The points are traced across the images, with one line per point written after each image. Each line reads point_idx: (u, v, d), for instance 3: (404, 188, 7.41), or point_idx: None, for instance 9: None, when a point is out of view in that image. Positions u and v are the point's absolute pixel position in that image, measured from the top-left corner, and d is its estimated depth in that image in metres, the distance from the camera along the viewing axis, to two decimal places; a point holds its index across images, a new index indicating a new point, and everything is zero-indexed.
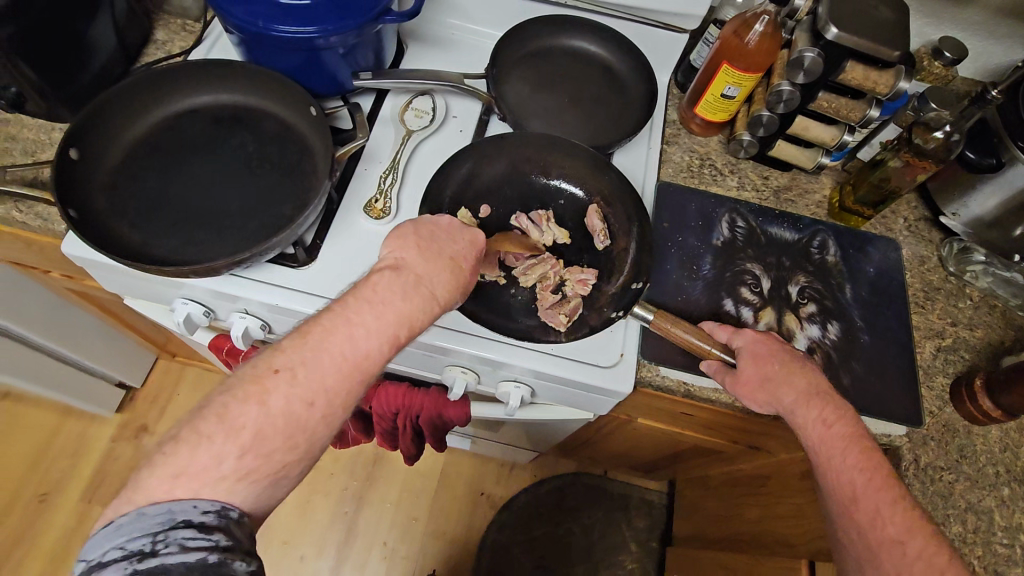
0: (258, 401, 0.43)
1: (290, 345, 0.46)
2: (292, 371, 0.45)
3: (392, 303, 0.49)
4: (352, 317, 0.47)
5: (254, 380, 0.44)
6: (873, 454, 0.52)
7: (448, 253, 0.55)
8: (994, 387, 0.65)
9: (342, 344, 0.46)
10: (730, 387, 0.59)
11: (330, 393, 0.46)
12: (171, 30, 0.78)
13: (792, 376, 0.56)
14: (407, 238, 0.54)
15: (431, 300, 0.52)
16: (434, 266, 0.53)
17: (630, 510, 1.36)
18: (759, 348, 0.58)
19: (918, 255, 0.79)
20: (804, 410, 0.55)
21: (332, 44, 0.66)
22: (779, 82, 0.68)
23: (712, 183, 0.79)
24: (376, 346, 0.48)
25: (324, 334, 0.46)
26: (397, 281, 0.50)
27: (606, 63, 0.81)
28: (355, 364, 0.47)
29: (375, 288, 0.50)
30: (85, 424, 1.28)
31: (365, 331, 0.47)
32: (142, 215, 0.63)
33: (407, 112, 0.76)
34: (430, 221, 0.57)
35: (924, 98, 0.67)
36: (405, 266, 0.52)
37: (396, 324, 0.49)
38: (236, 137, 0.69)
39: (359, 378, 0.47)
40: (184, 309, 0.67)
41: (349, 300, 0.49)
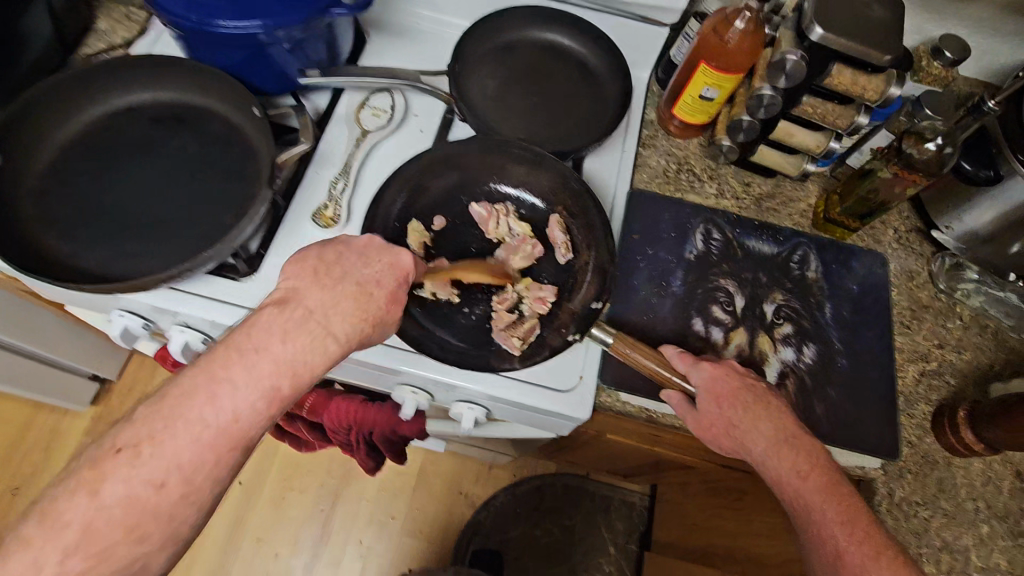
0: (89, 490, 0.40)
1: (140, 415, 0.43)
2: (136, 449, 0.42)
3: (269, 351, 0.46)
4: (219, 374, 0.44)
5: (90, 466, 0.41)
6: (852, 502, 0.50)
7: (352, 279, 0.51)
8: (978, 420, 0.61)
9: (201, 409, 0.43)
10: (693, 426, 0.56)
11: (186, 467, 0.42)
12: (113, 18, 0.73)
13: (757, 419, 0.53)
14: (303, 266, 0.51)
15: (325, 339, 0.48)
16: (330, 299, 0.49)
17: (609, 513, 1.34)
18: (719, 386, 0.54)
19: (907, 269, 0.74)
20: (774, 459, 0.52)
21: (278, 38, 0.61)
22: (760, 85, 0.62)
23: (689, 190, 0.74)
24: (245, 406, 0.44)
25: (181, 398, 0.43)
26: (283, 318, 0.47)
27: (581, 59, 0.76)
28: (218, 429, 0.44)
29: (250, 332, 0.46)
30: (58, 418, 1.26)
31: (234, 390, 0.44)
32: (70, 224, 0.59)
33: (363, 110, 0.71)
34: (341, 245, 0.53)
35: (920, 103, 0.64)
36: (294, 300, 0.49)
37: (273, 372, 0.46)
38: (177, 138, 0.65)
39: (231, 443, 0.44)
40: (121, 320, 0.63)
41: (218, 350, 0.45)
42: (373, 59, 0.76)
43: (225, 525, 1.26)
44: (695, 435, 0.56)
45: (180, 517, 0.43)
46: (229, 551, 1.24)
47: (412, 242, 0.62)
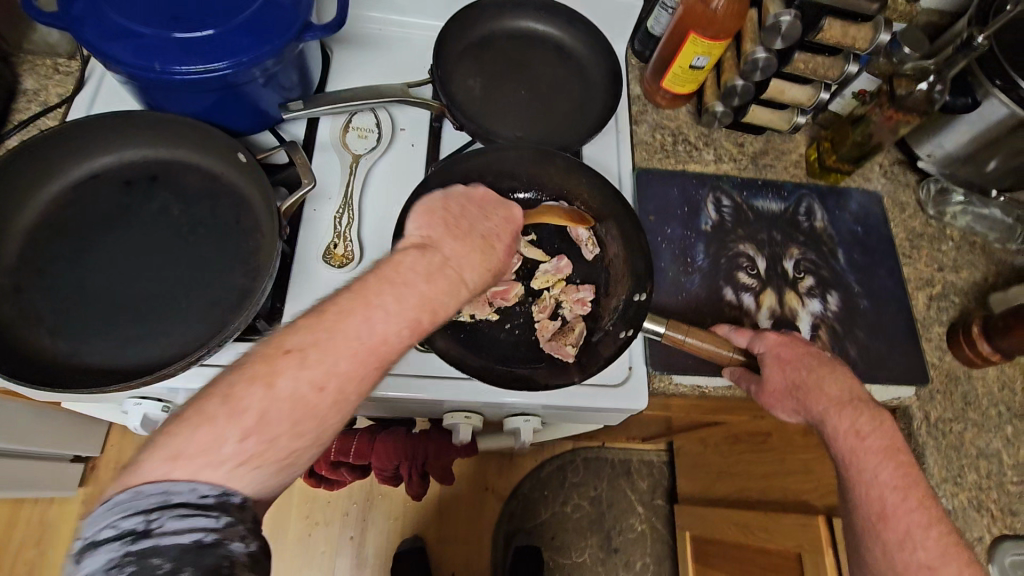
0: (264, 382, 0.38)
1: (303, 324, 0.40)
2: (303, 353, 0.39)
3: (415, 287, 0.44)
4: (372, 300, 0.42)
5: (264, 361, 0.38)
6: (909, 468, 0.50)
7: (479, 232, 0.50)
8: (992, 332, 0.65)
9: (354, 327, 0.41)
10: (756, 391, 0.58)
11: (343, 377, 0.40)
12: (41, 74, 0.65)
13: (823, 382, 0.54)
14: (434, 214, 0.50)
15: (458, 284, 0.46)
16: (464, 249, 0.48)
17: (632, 474, 1.36)
18: (784, 352, 0.56)
19: (898, 201, 0.78)
20: (835, 420, 0.53)
21: (251, 75, 0.56)
22: (754, 48, 0.62)
23: (689, 160, 0.74)
24: (392, 332, 0.42)
25: (339, 316, 0.41)
26: (420, 262, 0.45)
27: (560, 44, 0.74)
28: (369, 349, 0.41)
29: (399, 267, 0.44)
30: (45, 507, 1.16)
31: (378, 322, 0.41)
32: (61, 318, 0.53)
33: (348, 133, 0.66)
34: (461, 198, 0.53)
35: (894, 43, 0.62)
36: (432, 246, 0.47)
37: (416, 306, 0.43)
38: (156, 200, 0.59)
39: (379, 364, 0.42)
40: (139, 409, 0.58)
41: (370, 280, 0.43)
42: (346, 76, 0.71)
43: None
44: (759, 400, 0.59)
45: (330, 420, 0.40)
46: None
47: None
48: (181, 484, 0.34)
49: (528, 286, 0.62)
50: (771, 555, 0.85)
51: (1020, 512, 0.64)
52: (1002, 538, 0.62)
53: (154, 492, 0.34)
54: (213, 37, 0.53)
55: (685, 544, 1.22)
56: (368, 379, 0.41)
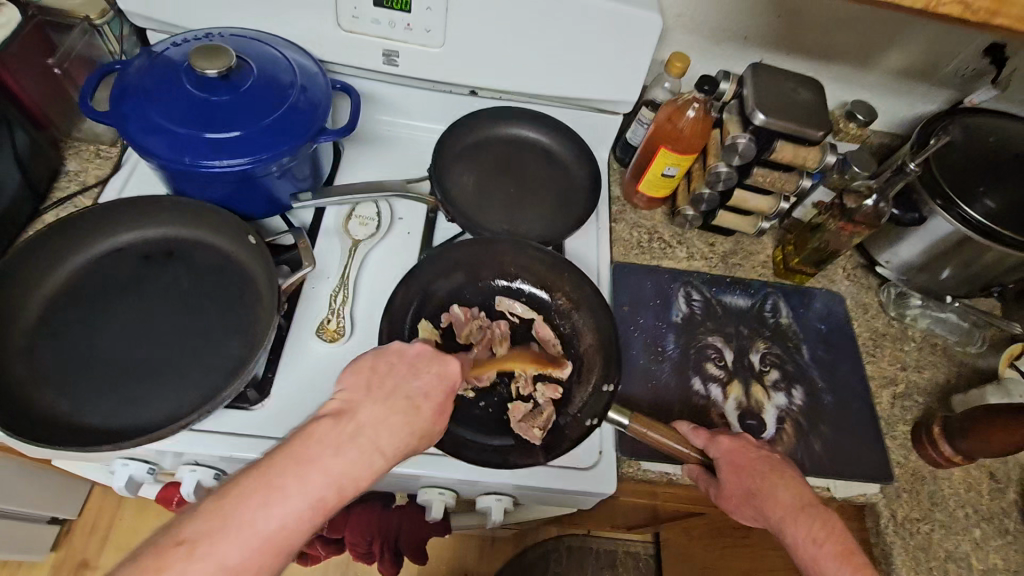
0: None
1: (203, 510, 0.39)
2: (195, 546, 0.38)
3: (320, 461, 0.42)
4: (275, 483, 0.41)
5: (155, 553, 0.37)
6: (865, 571, 0.49)
7: (403, 392, 0.49)
8: (952, 433, 0.68)
9: (254, 513, 0.39)
10: (716, 497, 0.58)
11: (233, 570, 0.38)
12: (84, 158, 0.73)
13: (776, 489, 0.54)
14: (357, 377, 0.49)
15: (373, 454, 0.45)
16: (384, 414, 0.47)
17: (617, 567, 1.31)
18: (738, 458, 0.57)
19: (861, 302, 0.83)
20: (793, 527, 0.52)
21: (268, 168, 0.63)
22: (716, 164, 0.70)
23: (663, 257, 0.80)
24: (294, 518, 0.40)
25: (238, 499, 0.40)
26: (337, 432, 0.44)
27: (548, 149, 0.82)
28: (266, 539, 0.39)
29: (311, 440, 0.43)
30: (14, 572, 1.14)
31: (285, 501, 0.40)
32: (67, 379, 0.57)
33: (350, 220, 0.73)
34: (393, 356, 0.51)
35: (847, 161, 0.71)
36: (349, 412, 0.46)
37: (324, 485, 0.42)
38: (168, 273, 0.64)
39: (276, 550, 0.40)
40: (126, 470, 0.61)
41: (278, 454, 0.42)
42: (354, 169, 0.79)
43: None
44: (720, 506, 0.59)
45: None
46: None
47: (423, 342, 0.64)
48: None
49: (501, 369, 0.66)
50: None
51: None
52: None
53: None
54: (237, 137, 0.61)
55: None
56: (263, 568, 0.40)
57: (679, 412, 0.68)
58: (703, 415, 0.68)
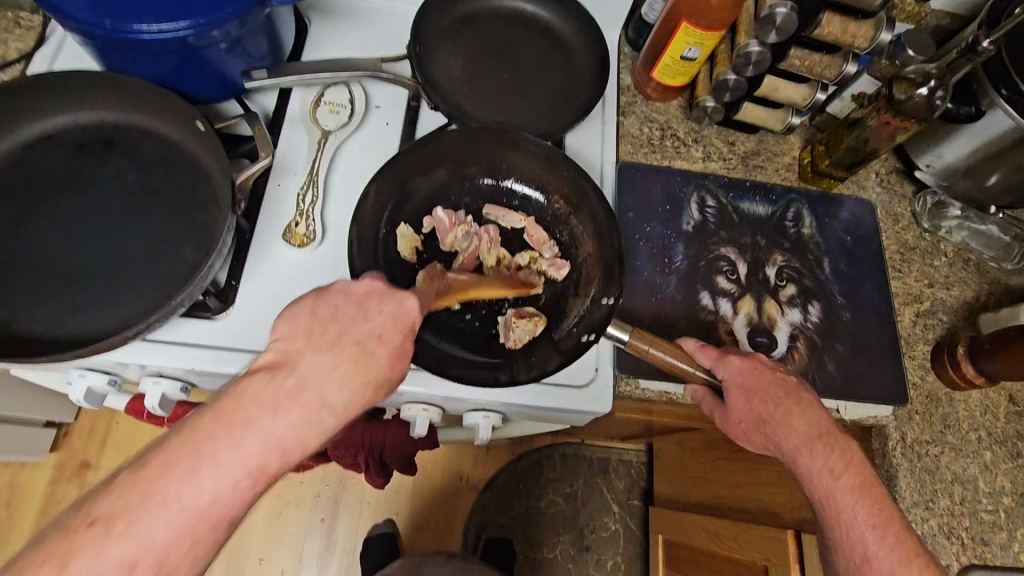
0: (58, 564, 0.33)
1: (120, 484, 0.36)
2: (109, 524, 0.35)
3: (258, 424, 0.39)
4: (203, 449, 0.37)
5: (62, 535, 0.34)
6: (885, 503, 0.47)
7: (350, 338, 0.44)
8: (978, 354, 0.62)
9: (180, 485, 0.36)
10: (721, 421, 0.54)
11: (161, 549, 0.35)
12: (2, 27, 0.62)
13: (790, 415, 0.50)
14: (296, 324, 0.44)
15: (318, 411, 0.41)
16: (329, 365, 0.42)
17: (610, 473, 1.32)
18: (749, 381, 0.52)
19: (892, 211, 0.75)
20: (806, 457, 0.49)
21: (212, 38, 0.53)
22: (747, 42, 0.59)
23: (676, 156, 0.71)
24: (228, 486, 0.37)
25: (162, 468, 0.36)
26: (272, 389, 0.40)
27: (549, 28, 0.70)
28: (197, 514, 0.37)
29: (240, 400, 0.39)
30: (14, 471, 1.15)
31: (216, 470, 0.37)
32: (1, 284, 0.50)
33: (319, 107, 0.63)
34: (339, 295, 0.46)
35: (900, 44, 0.58)
36: (286, 365, 0.42)
37: (261, 450, 0.39)
38: (109, 166, 0.56)
39: (211, 524, 0.37)
40: (83, 381, 0.56)
41: (206, 419, 0.38)
42: (322, 47, 0.68)
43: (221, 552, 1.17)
44: (723, 429, 0.55)
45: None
46: None
47: (402, 249, 0.58)
48: None
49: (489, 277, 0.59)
50: (739, 567, 0.82)
51: (992, 541, 0.62)
52: (970, 568, 0.60)
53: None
54: None
55: (658, 547, 1.18)
56: (199, 541, 0.37)
57: (683, 329, 0.62)
58: (709, 333, 0.62)
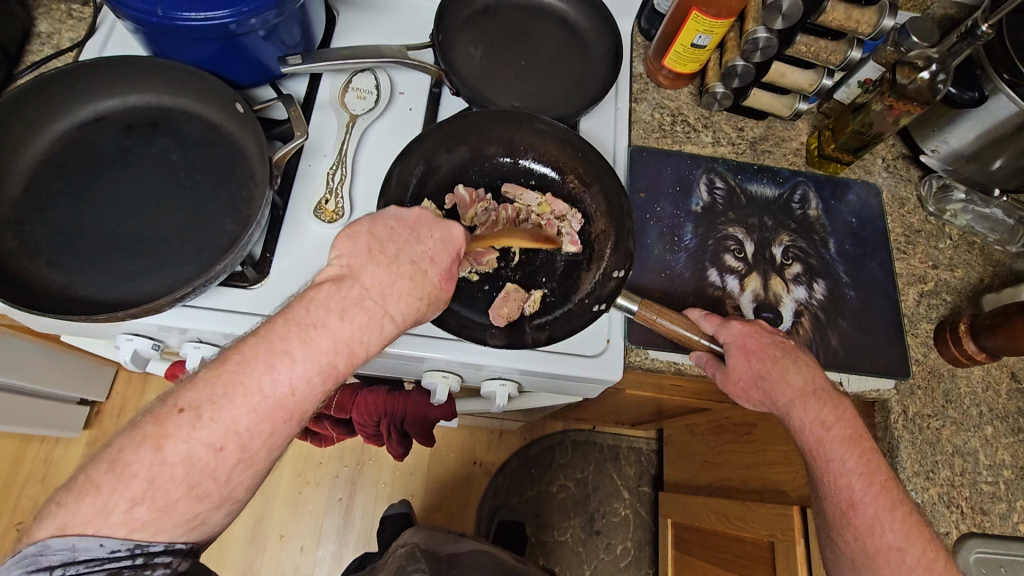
0: (153, 445, 0.39)
1: (204, 378, 0.42)
2: (197, 411, 0.40)
3: (327, 327, 0.44)
4: (278, 347, 0.43)
5: (155, 421, 0.40)
6: (872, 454, 0.52)
7: (407, 257, 0.49)
8: (979, 331, 0.64)
9: (258, 378, 0.42)
10: (721, 381, 0.58)
11: (245, 435, 0.41)
12: (55, 18, 0.67)
13: (787, 373, 0.55)
14: (356, 242, 0.49)
15: (381, 318, 0.47)
16: (390, 277, 0.48)
17: (620, 459, 1.34)
18: (749, 342, 0.56)
19: (898, 196, 0.76)
20: (801, 410, 0.54)
21: (251, 26, 0.57)
22: (754, 29, 0.62)
23: (686, 141, 0.74)
24: (302, 379, 0.43)
25: (242, 365, 0.42)
26: (337, 297, 0.46)
27: (565, 19, 0.74)
28: (274, 403, 0.42)
29: (312, 305, 0.45)
30: (51, 447, 1.20)
31: (292, 364, 0.43)
32: (60, 250, 0.55)
33: (347, 93, 0.67)
34: (391, 220, 0.51)
35: (903, 31, 0.63)
36: (352, 277, 0.47)
37: (331, 350, 0.44)
38: (155, 144, 0.61)
39: (286, 415, 0.43)
40: (130, 344, 0.61)
41: (280, 323, 0.44)
42: (349, 37, 0.71)
43: (244, 528, 1.21)
44: (723, 389, 0.59)
45: (235, 480, 0.42)
46: (252, 553, 1.19)
47: None
48: (89, 541, 0.37)
49: (506, 252, 0.63)
50: (747, 544, 0.84)
51: (990, 511, 0.63)
52: (969, 536, 0.62)
53: (61, 547, 0.37)
54: None
55: (666, 531, 1.21)
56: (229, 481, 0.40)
57: (692, 303, 0.65)
58: (716, 307, 0.65)
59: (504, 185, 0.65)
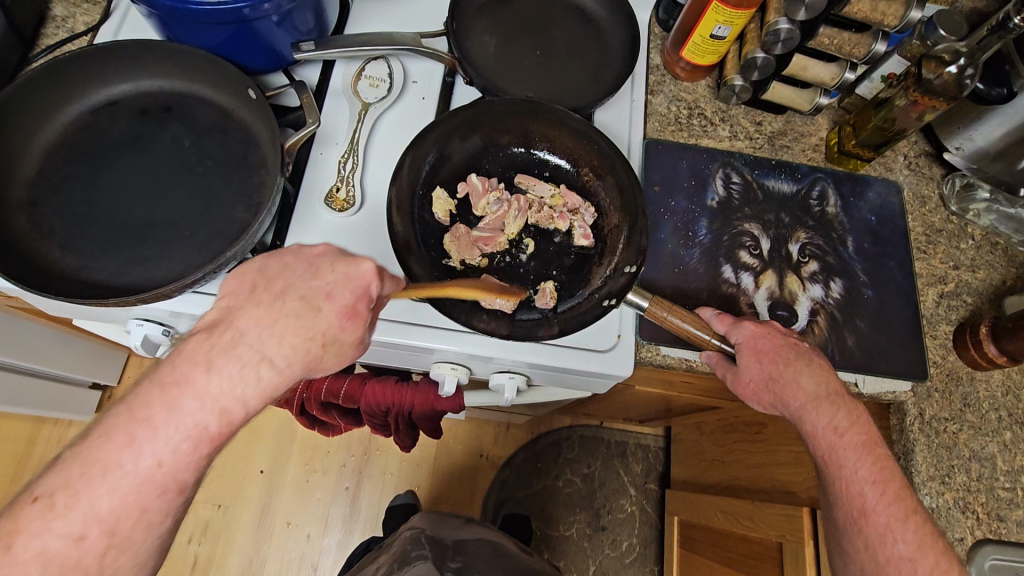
0: (3, 545, 0.35)
1: (62, 461, 0.37)
2: (49, 501, 0.36)
3: (193, 384, 0.39)
4: (139, 416, 0.38)
5: (6, 514, 0.35)
6: (886, 461, 0.51)
7: (294, 293, 0.43)
8: (1000, 334, 0.62)
9: (120, 454, 0.37)
10: (732, 382, 0.57)
11: (109, 518, 0.37)
12: (71, 2, 0.67)
13: (800, 376, 0.54)
14: (241, 282, 0.44)
15: (261, 366, 0.41)
16: (269, 321, 0.42)
17: (627, 456, 1.34)
18: (761, 344, 0.55)
19: (919, 194, 0.75)
20: (813, 414, 0.53)
21: (264, 11, 0.57)
22: (777, 19, 0.61)
23: (703, 135, 0.73)
24: (168, 451, 0.38)
25: (98, 441, 0.37)
26: (209, 346, 0.40)
27: (582, 9, 0.73)
28: (141, 479, 0.37)
29: (176, 360, 0.40)
30: (64, 429, 1.21)
31: (154, 433, 0.38)
32: (71, 235, 0.55)
33: (360, 81, 0.66)
34: (290, 254, 0.46)
35: (930, 23, 0.62)
36: (225, 323, 0.41)
37: (198, 413, 0.39)
38: (168, 130, 0.60)
39: (159, 488, 0.38)
40: (140, 330, 0.61)
41: (145, 387, 0.39)
42: (363, 25, 0.71)
43: (251, 515, 1.22)
44: (734, 390, 0.58)
45: (115, 562, 0.38)
46: (259, 540, 1.20)
47: (437, 211, 0.61)
48: None
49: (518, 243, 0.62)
50: (754, 544, 0.83)
51: (1007, 518, 0.62)
52: (984, 542, 0.60)
53: None
54: None
55: (673, 528, 1.20)
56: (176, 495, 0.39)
57: (705, 301, 0.64)
58: (730, 304, 0.64)
59: (518, 175, 0.64)
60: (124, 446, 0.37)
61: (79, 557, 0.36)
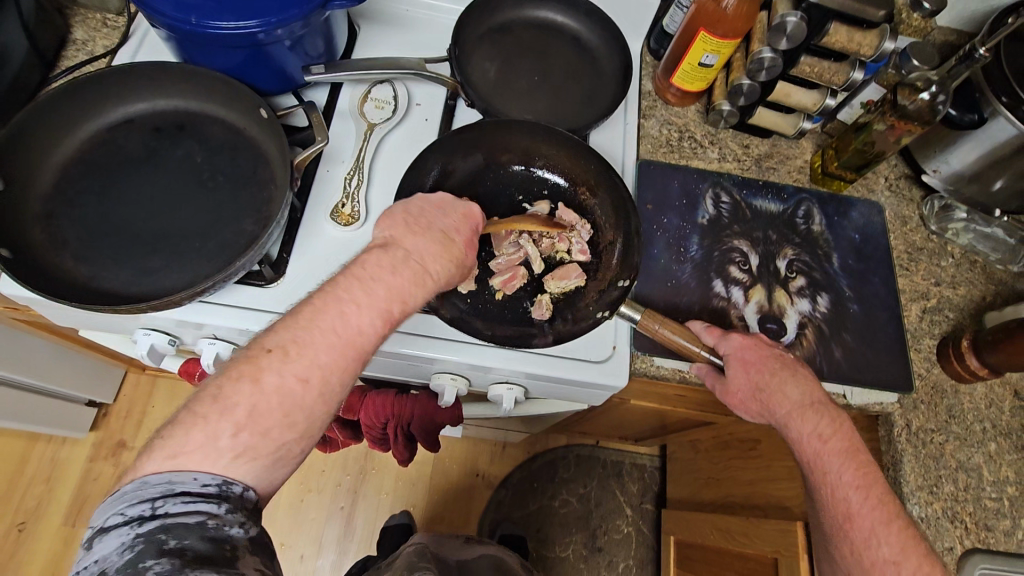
0: (251, 379, 0.42)
1: (279, 326, 0.45)
2: (284, 349, 0.44)
3: (383, 280, 0.48)
4: (343, 298, 0.46)
5: (248, 360, 0.43)
6: (869, 468, 0.53)
7: (438, 227, 0.54)
8: (981, 347, 0.64)
9: (329, 324, 0.45)
10: (721, 393, 0.59)
11: (323, 369, 0.44)
12: (90, 27, 0.70)
13: (785, 386, 0.56)
14: (393, 217, 0.53)
15: (422, 276, 0.50)
16: (427, 243, 0.52)
17: (622, 476, 1.34)
18: (748, 355, 0.57)
19: (900, 215, 0.78)
20: (799, 422, 0.55)
21: (277, 37, 0.60)
22: (760, 49, 0.65)
23: (693, 156, 0.76)
24: (358, 331, 0.46)
25: (313, 316, 0.45)
26: (386, 258, 0.49)
27: (577, 38, 0.77)
28: (346, 342, 0.46)
29: (365, 265, 0.48)
30: (56, 448, 1.20)
31: (358, 312, 0.46)
32: (86, 246, 0.57)
33: (366, 103, 0.70)
34: (420, 202, 0.55)
35: (905, 54, 0.65)
36: (394, 244, 0.51)
37: (386, 300, 0.48)
38: (181, 147, 0.63)
39: (346, 363, 0.46)
40: (147, 339, 0.62)
41: (342, 278, 0.47)
42: (369, 51, 0.74)
43: None
44: (723, 401, 0.60)
45: (312, 416, 0.44)
46: None
47: None
48: (184, 476, 0.39)
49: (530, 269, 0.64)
50: (749, 561, 0.82)
51: (994, 527, 0.63)
52: (973, 551, 0.62)
53: (159, 481, 0.38)
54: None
55: (669, 548, 1.20)
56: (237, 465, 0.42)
57: (697, 313, 0.66)
58: (721, 318, 0.67)
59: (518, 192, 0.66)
60: (337, 317, 0.45)
61: (299, 397, 0.43)
